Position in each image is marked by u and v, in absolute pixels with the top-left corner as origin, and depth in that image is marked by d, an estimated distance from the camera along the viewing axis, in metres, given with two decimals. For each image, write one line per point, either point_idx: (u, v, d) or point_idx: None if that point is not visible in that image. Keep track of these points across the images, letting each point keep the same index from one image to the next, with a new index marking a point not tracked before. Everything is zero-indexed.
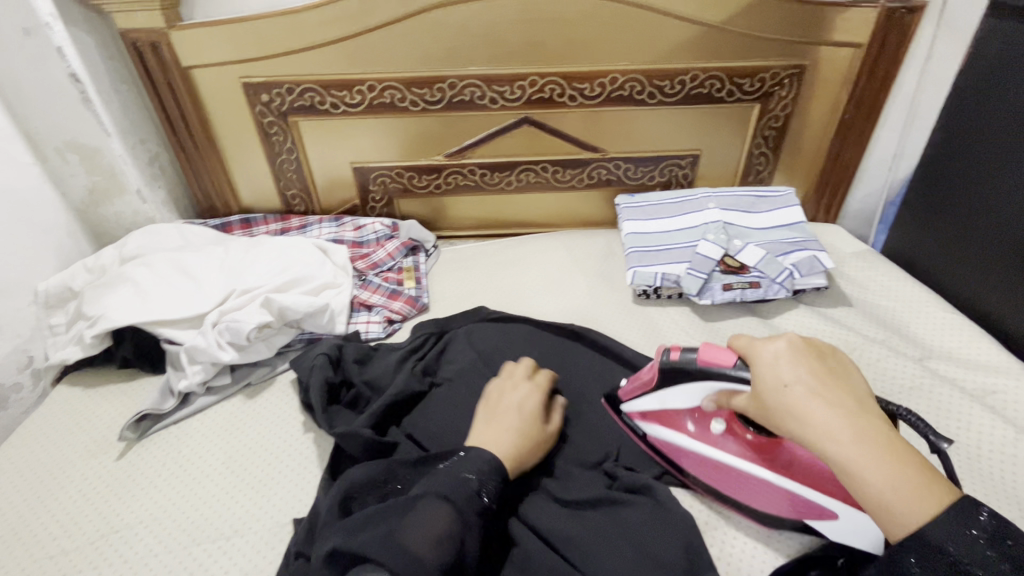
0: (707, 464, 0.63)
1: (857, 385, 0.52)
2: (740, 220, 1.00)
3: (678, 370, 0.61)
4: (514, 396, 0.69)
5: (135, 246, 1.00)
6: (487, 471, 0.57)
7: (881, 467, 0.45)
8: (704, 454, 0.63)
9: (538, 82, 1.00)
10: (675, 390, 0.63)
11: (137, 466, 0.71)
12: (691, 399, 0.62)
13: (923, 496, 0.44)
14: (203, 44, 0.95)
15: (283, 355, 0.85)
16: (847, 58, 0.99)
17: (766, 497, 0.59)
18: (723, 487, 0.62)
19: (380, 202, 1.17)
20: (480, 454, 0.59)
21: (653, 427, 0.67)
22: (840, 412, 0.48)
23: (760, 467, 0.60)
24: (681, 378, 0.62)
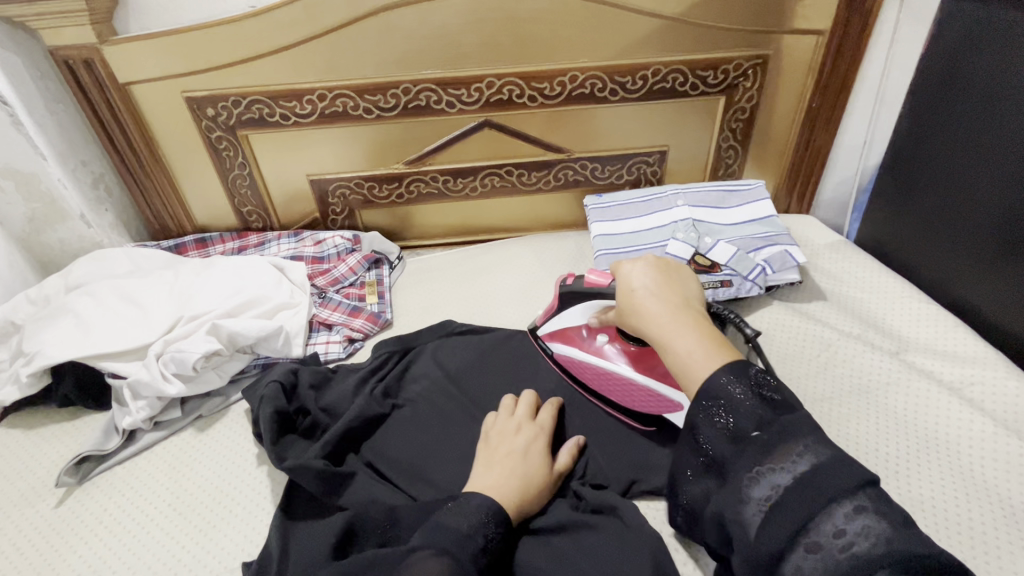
0: (593, 372, 0.72)
1: (693, 293, 0.61)
2: (709, 216, 0.98)
3: (572, 293, 0.72)
4: (517, 438, 0.64)
5: (80, 273, 0.94)
6: (488, 517, 0.53)
7: (694, 341, 0.52)
8: (591, 364, 0.72)
9: (495, 84, 0.97)
10: (573, 308, 0.73)
11: (77, 513, 0.67)
12: (583, 316, 0.72)
13: (716, 357, 0.51)
14: (140, 58, 0.90)
15: (237, 383, 0.81)
16: (810, 46, 0.96)
17: (642, 399, 0.68)
18: (611, 394, 0.71)
19: (341, 215, 1.13)
20: (478, 497, 0.55)
21: (558, 345, 0.75)
22: (670, 307, 0.56)
23: (637, 372, 0.68)
24: (575, 298, 0.72)
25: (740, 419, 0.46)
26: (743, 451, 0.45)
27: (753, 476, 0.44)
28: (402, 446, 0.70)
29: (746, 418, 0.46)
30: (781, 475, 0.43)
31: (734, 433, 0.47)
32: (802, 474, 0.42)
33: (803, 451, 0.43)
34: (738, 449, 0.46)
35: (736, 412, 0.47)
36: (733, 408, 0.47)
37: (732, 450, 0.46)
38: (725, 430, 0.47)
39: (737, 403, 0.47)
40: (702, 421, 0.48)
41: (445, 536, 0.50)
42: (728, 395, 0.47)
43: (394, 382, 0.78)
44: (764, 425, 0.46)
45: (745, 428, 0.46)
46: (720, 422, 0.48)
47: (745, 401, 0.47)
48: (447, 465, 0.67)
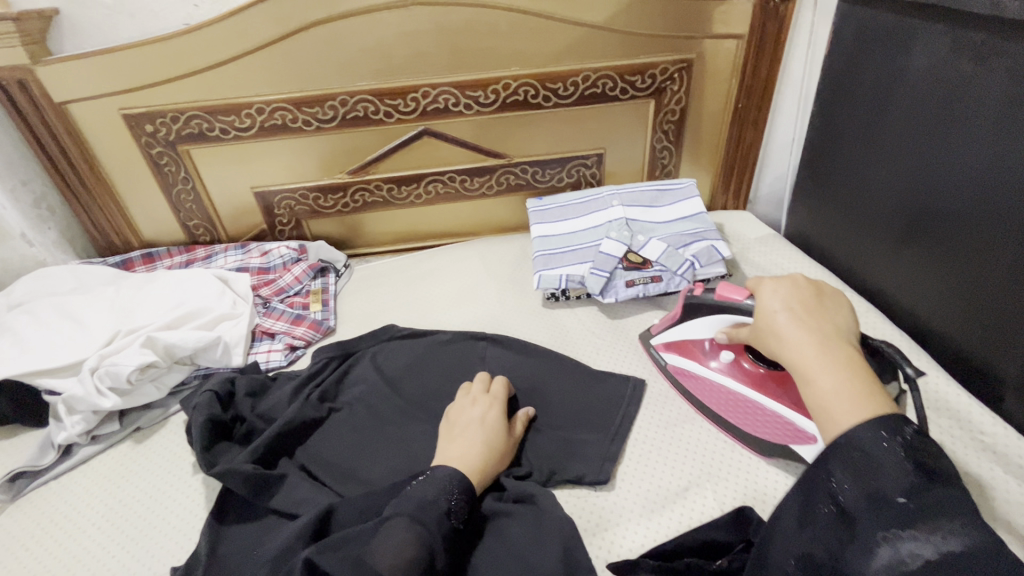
0: (706, 386, 0.73)
1: (845, 323, 0.57)
2: (643, 215, 1.01)
3: (699, 304, 0.74)
4: (474, 410, 0.69)
5: (21, 292, 0.95)
6: (452, 486, 0.57)
7: (839, 378, 0.50)
8: (705, 377, 0.74)
9: (430, 93, 0.99)
10: (696, 322, 0.74)
11: (8, 530, 0.67)
12: (708, 330, 0.73)
13: (862, 402, 0.48)
14: (74, 77, 0.91)
15: (176, 395, 0.82)
16: (731, 49, 1.01)
17: (761, 420, 0.68)
18: (723, 411, 0.72)
19: (289, 226, 1.14)
20: (446, 468, 0.59)
21: (673, 356, 0.78)
22: (815, 338, 0.53)
23: (757, 393, 0.69)
24: (699, 310, 0.74)
25: (883, 490, 0.43)
26: (881, 515, 0.43)
27: (887, 541, 0.42)
28: (335, 449, 0.72)
29: (892, 483, 0.43)
30: (926, 548, 0.40)
31: (874, 493, 0.44)
32: (950, 554, 0.40)
33: (953, 529, 0.41)
34: (873, 509, 0.43)
35: (873, 474, 0.44)
36: (878, 475, 0.44)
37: (863, 509, 0.44)
38: (865, 489, 0.44)
39: (880, 471, 0.44)
40: (840, 471, 0.46)
41: (416, 506, 0.54)
42: (873, 456, 0.45)
43: (331, 387, 0.79)
44: (916, 495, 0.43)
45: (891, 494, 0.43)
46: (850, 475, 0.45)
47: (896, 471, 0.44)
48: (377, 465, 0.69)
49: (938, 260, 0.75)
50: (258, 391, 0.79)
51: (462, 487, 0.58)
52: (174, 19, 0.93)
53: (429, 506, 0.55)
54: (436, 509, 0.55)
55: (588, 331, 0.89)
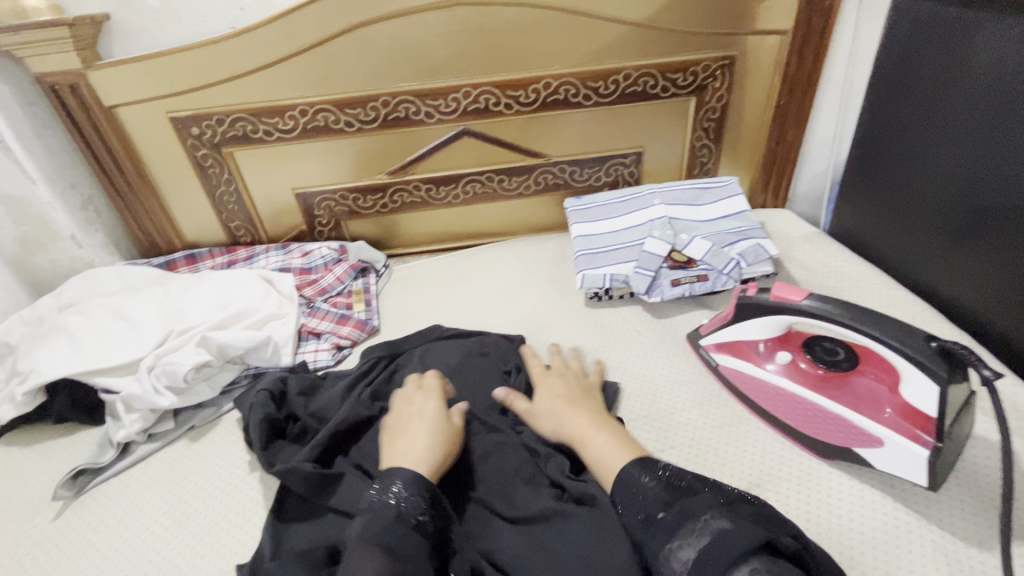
0: (762, 388, 0.71)
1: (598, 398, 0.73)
2: (685, 214, 1.00)
3: (754, 305, 0.70)
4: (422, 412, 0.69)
5: (72, 293, 0.96)
6: (410, 492, 0.55)
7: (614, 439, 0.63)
8: (761, 378, 0.71)
9: (472, 93, 0.99)
10: (751, 324, 0.71)
11: (72, 526, 0.68)
12: (764, 329, 0.71)
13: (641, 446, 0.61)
14: (123, 81, 0.93)
15: (228, 393, 0.83)
16: (774, 45, 1.00)
17: (827, 424, 0.65)
18: (782, 414, 0.69)
19: (328, 226, 1.15)
20: (398, 474, 0.57)
21: (727, 357, 0.75)
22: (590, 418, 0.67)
23: (822, 395, 0.66)
24: (754, 310, 0.70)
25: (651, 511, 0.51)
26: (655, 530, 0.50)
27: (667, 554, 0.47)
28: None
29: (655, 502, 0.51)
30: (686, 551, 0.46)
31: (647, 513, 0.51)
32: (701, 548, 0.45)
33: (704, 526, 0.46)
34: (653, 526, 0.50)
35: (642, 495, 0.53)
36: (642, 495, 0.53)
37: (645, 528, 0.51)
38: (641, 513, 0.52)
39: (643, 494, 0.53)
40: (621, 502, 0.54)
41: (381, 525, 0.51)
42: (636, 490, 0.53)
43: (381, 387, 0.79)
44: (670, 506, 0.50)
45: (654, 514, 0.51)
46: (633, 509, 0.53)
47: (654, 490, 0.52)
48: None
49: (998, 256, 0.74)
50: (308, 390, 0.79)
51: (421, 489, 0.56)
52: (221, 22, 0.94)
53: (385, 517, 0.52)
54: (404, 522, 0.52)
55: (635, 330, 0.89)
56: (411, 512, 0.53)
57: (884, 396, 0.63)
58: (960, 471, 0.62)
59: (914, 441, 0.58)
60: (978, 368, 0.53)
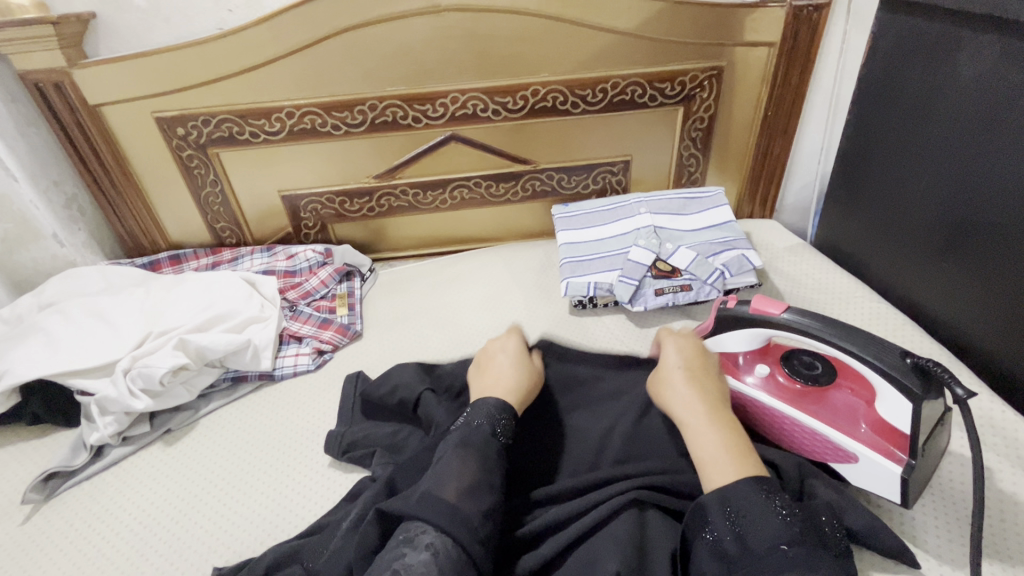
0: (741, 403, 0.70)
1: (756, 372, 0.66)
2: (671, 223, 1.00)
3: (734, 318, 0.69)
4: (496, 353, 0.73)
5: (53, 293, 0.96)
6: (494, 415, 0.61)
7: None
8: (741, 393, 0.69)
9: (460, 99, 0.99)
10: (732, 335, 0.70)
11: (42, 529, 0.67)
12: (744, 341, 0.70)
13: None
14: (109, 79, 0.92)
15: (207, 397, 0.83)
16: (761, 57, 1.00)
17: (807, 441, 0.64)
18: (767, 427, 0.68)
19: (314, 229, 1.15)
20: (486, 402, 0.62)
21: None
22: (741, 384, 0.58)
23: (802, 411, 0.64)
24: (734, 323, 0.70)
25: (754, 543, 0.48)
26: (763, 562, 0.47)
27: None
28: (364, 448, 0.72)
29: (770, 529, 0.48)
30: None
31: (742, 539, 0.48)
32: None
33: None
34: (756, 554, 0.47)
35: (755, 521, 0.49)
36: (755, 520, 0.49)
37: (738, 551, 0.48)
38: (747, 536, 0.48)
39: (759, 520, 0.49)
40: (714, 516, 0.51)
41: (479, 439, 0.57)
42: (755, 505, 0.50)
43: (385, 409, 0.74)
44: (793, 543, 0.47)
45: (773, 540, 0.47)
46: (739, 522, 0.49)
47: (777, 520, 0.49)
48: None
49: (979, 271, 0.74)
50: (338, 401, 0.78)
51: (504, 413, 0.62)
52: (209, 23, 0.93)
53: (477, 432, 0.58)
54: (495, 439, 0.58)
55: (617, 340, 0.89)
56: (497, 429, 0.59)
57: (860, 411, 0.62)
58: (932, 489, 0.62)
59: (888, 458, 0.58)
60: (951, 387, 0.54)
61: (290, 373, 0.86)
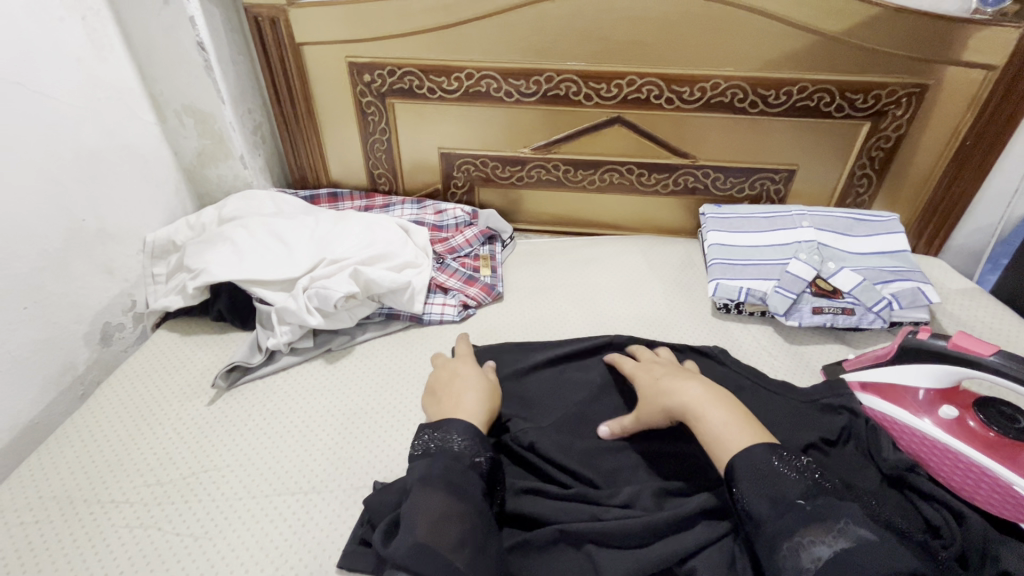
0: (915, 439, 0.65)
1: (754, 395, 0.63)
2: (835, 242, 0.95)
3: (924, 348, 0.66)
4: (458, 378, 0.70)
5: (233, 208, 1.06)
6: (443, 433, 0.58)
7: None
8: (917, 429, 0.65)
9: (636, 82, 0.99)
10: (916, 367, 0.67)
11: (225, 413, 0.75)
12: (931, 375, 0.66)
13: None
14: (318, 21, 0.99)
15: (363, 326, 0.89)
16: (977, 80, 0.92)
17: (994, 492, 0.59)
18: (941, 472, 0.63)
19: (461, 189, 1.19)
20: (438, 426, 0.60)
21: (874, 399, 0.70)
22: None
23: (995, 459, 0.60)
24: (925, 354, 0.66)
25: (766, 506, 0.50)
26: (785, 520, 0.49)
27: (794, 548, 0.47)
28: (508, 404, 0.75)
29: (792, 490, 0.50)
30: (823, 548, 0.46)
31: (769, 499, 0.50)
32: (842, 551, 0.45)
33: (846, 531, 0.46)
34: (779, 512, 0.49)
35: (783, 481, 0.51)
36: (773, 480, 0.51)
37: (766, 513, 0.50)
38: (768, 497, 0.51)
39: (776, 480, 0.51)
40: (743, 482, 0.52)
41: (439, 466, 0.55)
42: (774, 472, 0.52)
43: (536, 365, 0.81)
44: (811, 498, 0.50)
45: (791, 497, 0.50)
46: (763, 492, 0.51)
47: (792, 479, 0.51)
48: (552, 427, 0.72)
49: None
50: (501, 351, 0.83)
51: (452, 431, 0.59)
52: None
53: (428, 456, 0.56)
54: (462, 462, 0.55)
55: (764, 350, 0.86)
56: (459, 450, 0.57)
57: None
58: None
59: None
60: None
61: (437, 320, 0.90)
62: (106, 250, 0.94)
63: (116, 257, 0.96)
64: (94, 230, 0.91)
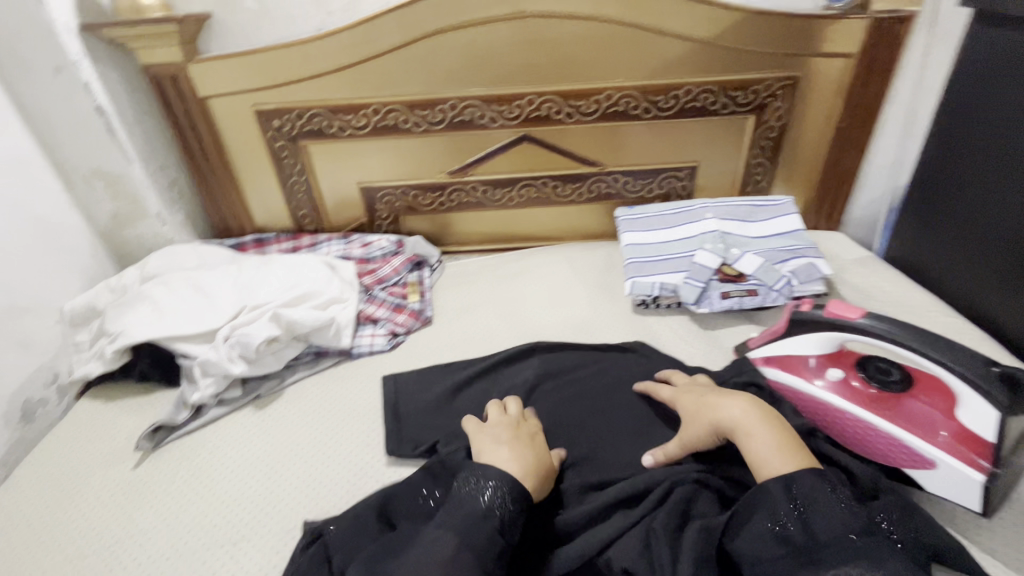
0: (810, 405, 0.70)
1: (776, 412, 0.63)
2: (737, 229, 1.01)
3: (806, 319, 0.71)
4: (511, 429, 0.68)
5: (155, 266, 1.05)
6: (502, 499, 0.57)
7: None
8: (811, 396, 0.70)
9: (535, 101, 1.04)
10: (802, 339, 0.72)
11: (151, 474, 0.74)
12: (818, 342, 0.70)
13: None
14: (220, 75, 1.01)
15: (291, 368, 0.89)
16: (840, 68, 1.00)
17: (878, 446, 0.65)
18: (835, 433, 0.68)
19: (387, 220, 1.21)
20: (492, 479, 0.58)
21: (775, 372, 0.74)
22: None
23: (875, 416, 0.65)
24: (807, 325, 0.71)
25: (817, 533, 0.49)
26: (830, 551, 0.48)
27: None
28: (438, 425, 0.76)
29: (837, 528, 0.49)
30: None
31: (809, 529, 0.50)
32: None
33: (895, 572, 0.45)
34: (823, 541, 0.49)
35: (834, 513, 0.50)
36: (817, 513, 0.50)
37: (804, 541, 0.49)
38: (811, 525, 0.50)
39: (827, 511, 0.50)
40: (784, 504, 0.52)
41: (468, 522, 0.54)
42: (823, 500, 0.51)
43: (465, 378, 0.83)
44: (863, 535, 0.49)
45: (842, 531, 0.49)
46: (807, 517, 0.50)
47: (845, 513, 0.50)
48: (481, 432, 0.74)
49: None
50: (423, 372, 0.85)
51: (508, 500, 0.57)
52: (309, 24, 1.01)
53: (474, 513, 0.55)
54: (490, 521, 0.55)
55: (681, 340, 0.91)
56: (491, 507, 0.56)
57: (938, 420, 0.62)
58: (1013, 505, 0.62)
59: (970, 466, 0.58)
60: None
61: (366, 352, 0.91)
62: (20, 325, 0.92)
63: (33, 331, 0.94)
64: (5, 306, 0.89)
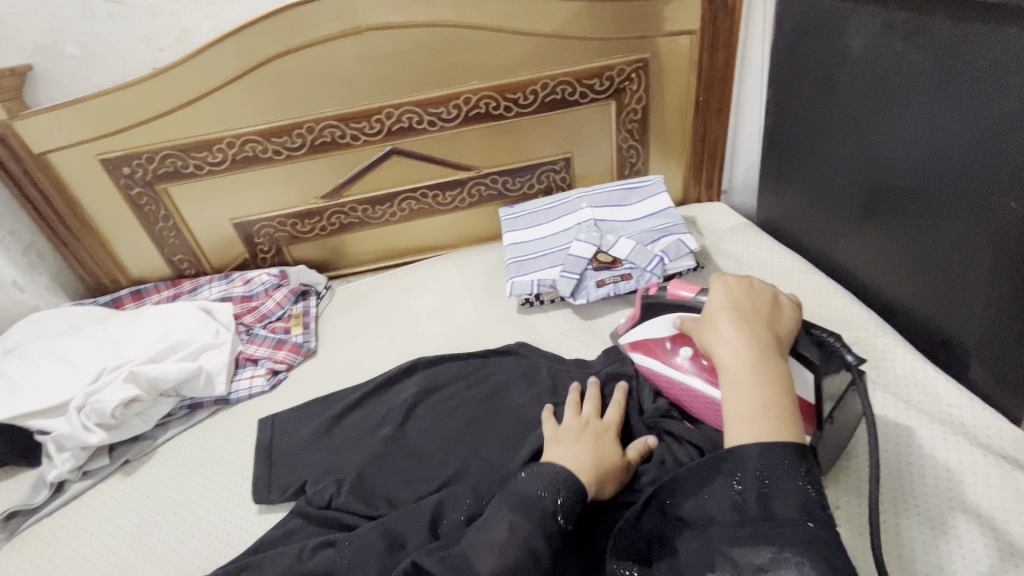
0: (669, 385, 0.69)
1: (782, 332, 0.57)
2: (611, 215, 1.02)
3: (654, 302, 0.71)
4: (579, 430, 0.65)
5: (15, 338, 0.99)
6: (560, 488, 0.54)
7: None
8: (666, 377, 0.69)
9: (394, 113, 1.02)
10: (654, 322, 0.71)
11: (6, 567, 0.69)
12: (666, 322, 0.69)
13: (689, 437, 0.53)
14: (53, 127, 0.95)
15: (164, 425, 0.85)
16: (686, 44, 1.03)
17: None
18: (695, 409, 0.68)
19: (270, 252, 1.17)
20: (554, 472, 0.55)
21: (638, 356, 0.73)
22: None
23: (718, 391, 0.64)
24: (654, 309, 0.71)
25: (775, 509, 0.47)
26: (772, 529, 0.47)
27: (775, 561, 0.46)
28: (312, 462, 0.74)
29: (794, 509, 0.47)
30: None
31: (765, 506, 0.47)
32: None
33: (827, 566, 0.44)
34: (777, 519, 0.47)
35: (798, 489, 0.47)
36: (778, 491, 0.47)
37: (758, 515, 0.47)
38: (769, 502, 0.47)
39: (789, 489, 0.47)
40: (747, 478, 0.48)
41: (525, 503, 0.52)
42: (790, 474, 0.47)
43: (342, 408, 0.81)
44: (817, 516, 0.46)
45: (794, 513, 0.46)
46: (769, 490, 0.47)
47: (806, 493, 0.47)
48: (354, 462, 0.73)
49: (899, 230, 0.77)
50: (299, 411, 0.82)
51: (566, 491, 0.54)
52: (143, 63, 0.97)
53: (535, 501, 0.52)
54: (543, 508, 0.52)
55: (563, 335, 0.91)
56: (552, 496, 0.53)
57: None
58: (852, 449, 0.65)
59: None
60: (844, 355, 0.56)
61: (245, 395, 0.88)
62: None
63: None
64: None
